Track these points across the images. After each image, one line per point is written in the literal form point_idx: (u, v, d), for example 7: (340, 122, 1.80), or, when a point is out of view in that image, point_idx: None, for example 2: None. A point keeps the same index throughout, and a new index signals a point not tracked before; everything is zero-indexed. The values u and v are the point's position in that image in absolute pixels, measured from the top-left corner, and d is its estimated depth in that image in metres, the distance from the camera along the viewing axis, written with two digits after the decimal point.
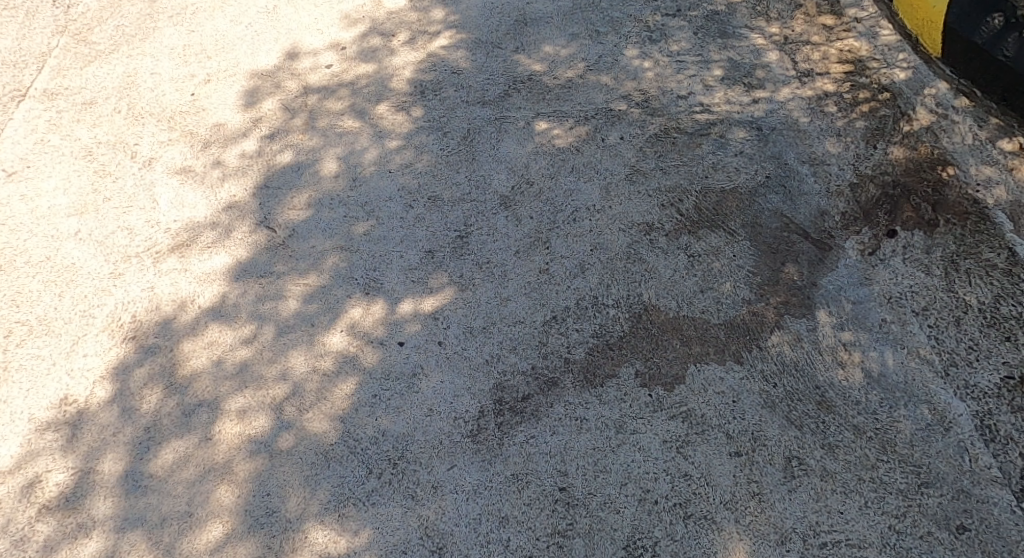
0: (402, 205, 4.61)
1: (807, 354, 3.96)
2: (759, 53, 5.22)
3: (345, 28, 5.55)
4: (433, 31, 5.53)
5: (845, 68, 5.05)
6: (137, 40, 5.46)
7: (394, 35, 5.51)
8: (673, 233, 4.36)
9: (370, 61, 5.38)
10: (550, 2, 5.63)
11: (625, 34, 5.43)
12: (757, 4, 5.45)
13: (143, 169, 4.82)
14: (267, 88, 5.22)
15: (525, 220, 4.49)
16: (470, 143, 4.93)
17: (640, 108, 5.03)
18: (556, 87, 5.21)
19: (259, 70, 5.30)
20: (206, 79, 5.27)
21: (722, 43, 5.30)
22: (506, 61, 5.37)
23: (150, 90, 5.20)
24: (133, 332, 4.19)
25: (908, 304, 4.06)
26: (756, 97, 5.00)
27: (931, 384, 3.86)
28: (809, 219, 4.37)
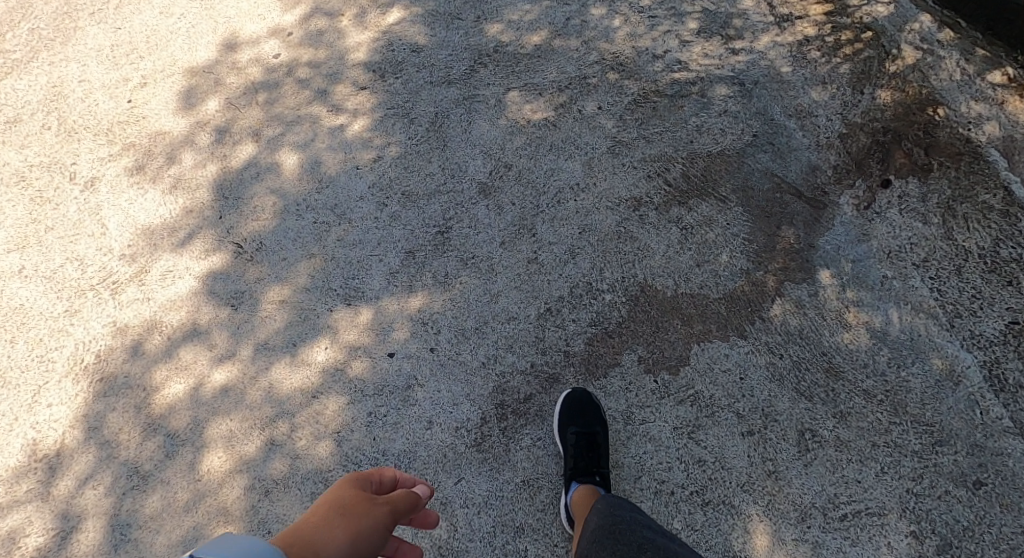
0: (375, 204, 4.45)
1: (810, 320, 3.89)
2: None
3: (285, 11, 5.42)
4: (385, 5, 5.40)
5: (823, 8, 4.82)
6: (58, 44, 5.38)
7: (342, 14, 5.39)
8: (663, 206, 4.21)
9: (318, 46, 5.30)
10: None
11: None
12: None
13: (86, 191, 4.78)
14: (206, 86, 5.18)
15: (507, 208, 4.33)
16: (439, 129, 4.88)
17: (616, 72, 4.92)
18: (524, 56, 5.09)
19: (198, 67, 5.26)
20: (142, 81, 5.22)
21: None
22: (468, 32, 5.23)
23: (81, 100, 5.17)
24: (100, 374, 4.04)
25: (909, 257, 3.94)
26: (735, 48, 4.84)
27: (937, 337, 3.80)
28: (799, 176, 4.21)
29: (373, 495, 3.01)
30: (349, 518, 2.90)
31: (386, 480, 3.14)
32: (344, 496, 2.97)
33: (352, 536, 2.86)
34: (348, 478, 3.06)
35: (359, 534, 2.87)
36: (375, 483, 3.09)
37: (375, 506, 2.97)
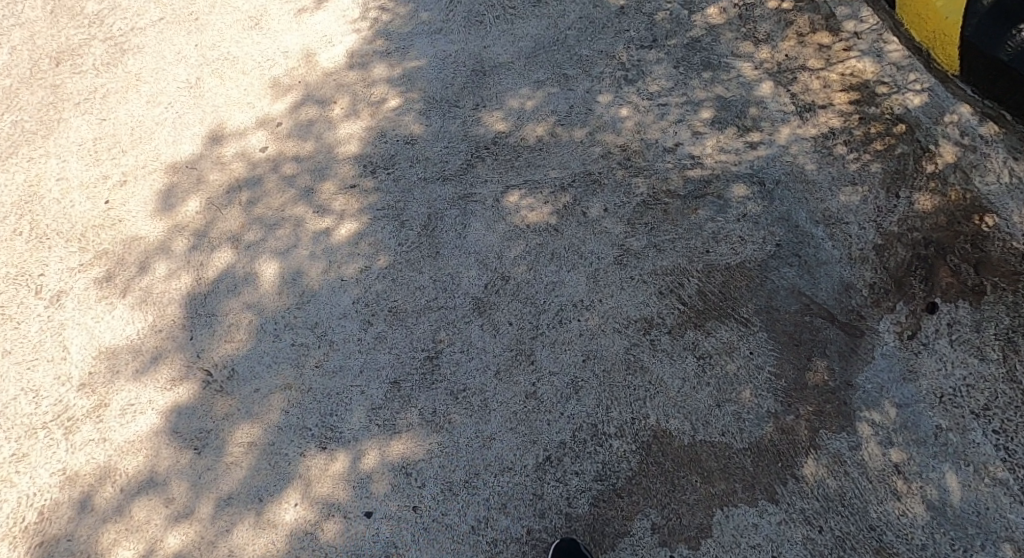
0: (358, 323, 4.02)
1: (855, 484, 3.48)
2: (754, 83, 4.62)
3: (275, 100, 5.23)
4: (379, 93, 5.13)
5: (844, 97, 4.41)
6: (39, 138, 5.25)
7: (333, 103, 5.13)
8: (677, 329, 3.81)
9: (307, 137, 5.03)
10: (509, 43, 5.14)
11: (598, 75, 4.87)
12: (745, 23, 4.81)
13: (51, 307, 4.33)
14: (187, 185, 4.90)
15: (503, 327, 3.91)
16: (432, 234, 4.43)
17: (623, 168, 4.51)
18: (526, 149, 4.70)
19: (181, 162, 5.00)
20: (123, 179, 4.95)
21: (714, 74, 4.70)
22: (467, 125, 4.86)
23: (57, 202, 4.84)
24: (40, 537, 3.74)
25: (966, 404, 3.55)
26: (753, 141, 4.43)
27: (1008, 513, 3.38)
28: (832, 297, 3.81)
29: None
30: None
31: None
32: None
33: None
34: None
35: None
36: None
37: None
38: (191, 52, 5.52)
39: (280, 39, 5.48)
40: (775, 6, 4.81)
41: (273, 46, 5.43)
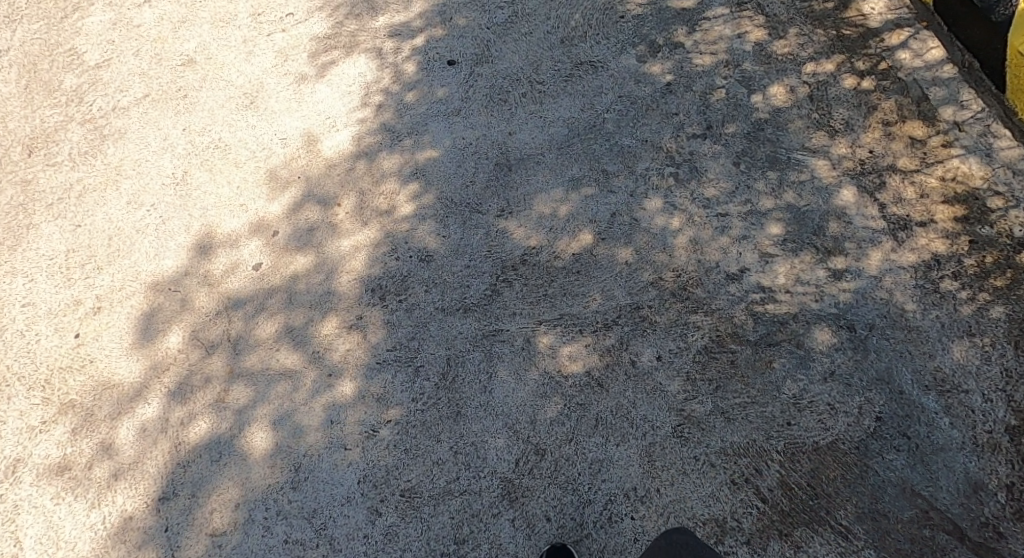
0: (365, 514, 3.68)
1: None
2: (834, 191, 4.56)
3: (273, 197, 4.66)
4: (390, 191, 4.75)
5: (952, 211, 4.16)
6: (6, 249, 4.49)
7: (339, 202, 4.71)
8: (761, 537, 3.55)
9: (307, 249, 4.29)
10: (537, 132, 5.01)
11: (641, 174, 4.74)
12: (817, 108, 4.93)
13: (6, 481, 3.83)
14: (171, 310, 4.15)
15: (539, 524, 3.63)
16: (452, 386, 3.89)
17: (677, 300, 4.01)
18: (559, 271, 4.16)
19: (163, 283, 4.23)
20: (95, 306, 4.21)
21: (772, 184, 4.62)
22: (490, 234, 4.32)
23: (21, 334, 4.16)
24: None
25: None
26: (836, 269, 4.05)
27: None
28: (957, 503, 3.54)
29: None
30: None
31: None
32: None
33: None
34: None
35: None
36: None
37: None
38: (179, 140, 4.91)
39: (278, 123, 5.04)
40: (853, 88, 4.98)
41: (270, 131, 4.97)
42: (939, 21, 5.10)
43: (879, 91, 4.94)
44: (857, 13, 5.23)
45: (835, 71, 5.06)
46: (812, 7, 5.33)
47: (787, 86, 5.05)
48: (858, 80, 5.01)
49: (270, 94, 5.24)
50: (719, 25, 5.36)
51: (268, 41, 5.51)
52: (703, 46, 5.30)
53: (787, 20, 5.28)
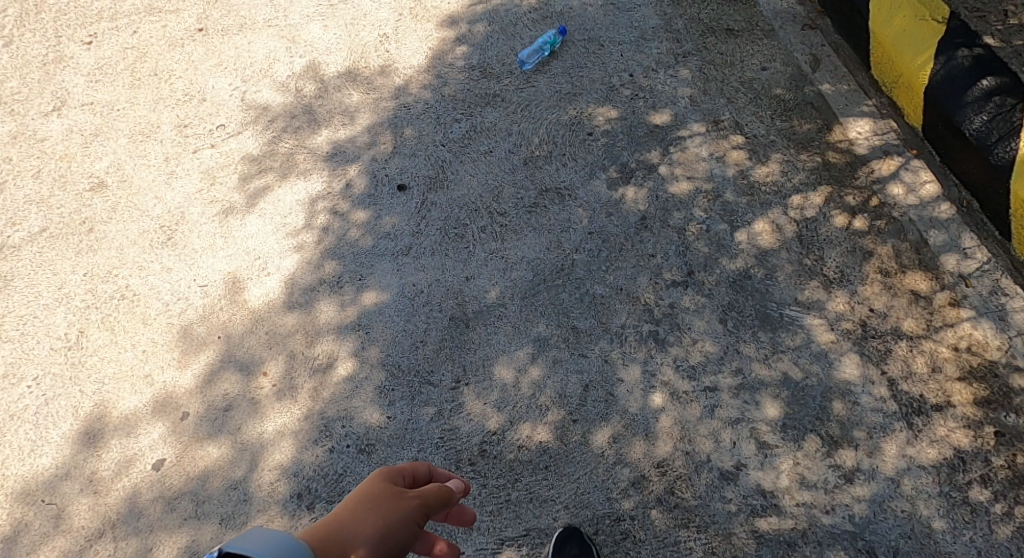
0: None
1: None
2: (839, 360, 3.96)
3: (183, 366, 4.15)
4: (327, 361, 4.12)
5: (969, 390, 3.84)
6: None
7: (264, 371, 4.11)
8: None
9: (218, 435, 3.96)
10: (498, 275, 4.44)
11: (618, 332, 4.12)
12: (806, 254, 4.33)
13: None
14: (41, 526, 3.80)
15: None
16: None
17: (667, 512, 3.69)
18: (526, 466, 3.82)
19: (32, 486, 3.90)
20: None
21: (765, 349, 4.02)
22: (442, 410, 3.97)
23: None
24: None
25: None
26: (848, 468, 3.72)
27: None
28: None
29: (405, 489, 2.75)
30: (379, 513, 2.65)
31: (422, 473, 2.88)
32: (376, 488, 2.72)
33: (378, 539, 2.60)
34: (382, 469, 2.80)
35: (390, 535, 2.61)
36: (409, 479, 2.81)
37: (406, 500, 2.71)
38: (77, 288, 4.45)
39: (198, 265, 4.53)
40: (845, 227, 4.43)
41: (187, 276, 4.47)
42: (930, 150, 4.68)
43: (874, 233, 4.38)
44: (842, 136, 4.87)
45: (823, 205, 4.53)
46: (792, 130, 5.00)
47: (773, 222, 4.50)
48: (850, 218, 4.46)
49: (195, 224, 4.73)
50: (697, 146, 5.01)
51: (194, 160, 5.23)
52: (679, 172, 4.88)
53: (769, 142, 4.93)
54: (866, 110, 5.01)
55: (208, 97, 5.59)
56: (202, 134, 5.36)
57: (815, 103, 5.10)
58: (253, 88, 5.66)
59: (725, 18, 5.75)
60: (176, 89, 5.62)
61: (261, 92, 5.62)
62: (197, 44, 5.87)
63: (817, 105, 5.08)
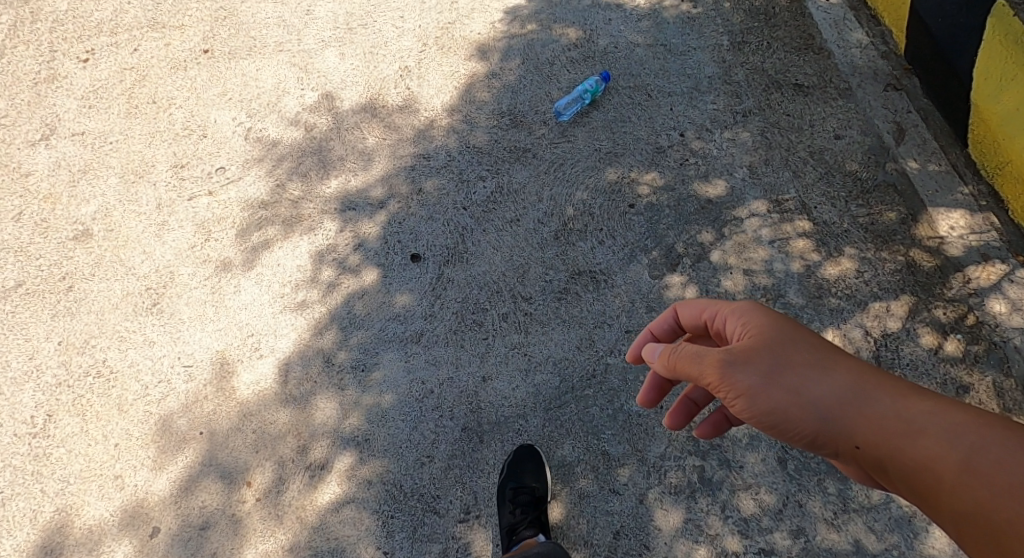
0: None
1: None
2: (925, 531, 3.78)
3: (158, 468, 4.08)
4: (321, 460, 4.07)
5: None
6: None
7: (248, 481, 4.04)
8: None
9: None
10: (517, 378, 4.21)
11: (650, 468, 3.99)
12: (891, 379, 4.30)
13: None
14: None
15: None
16: None
17: None
18: None
19: None
20: None
21: (834, 505, 3.85)
22: (447, 548, 3.91)
23: None
24: None
25: None
26: None
27: None
28: None
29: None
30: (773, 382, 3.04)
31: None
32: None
33: None
34: None
35: (779, 378, 3.04)
36: None
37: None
38: (51, 360, 4.33)
39: (183, 341, 4.37)
40: (934, 348, 4.35)
41: (171, 353, 4.33)
42: None
43: (970, 360, 4.31)
44: (929, 231, 4.69)
45: (908, 319, 4.43)
46: (872, 217, 4.79)
47: (845, 335, 4.43)
48: (941, 338, 4.37)
49: (185, 285, 4.53)
50: (756, 231, 4.79)
51: (189, 211, 4.80)
52: (735, 259, 4.70)
53: (844, 232, 4.73)
54: (962, 196, 4.82)
55: (209, 132, 5.25)
56: (199, 179, 4.96)
57: (899, 185, 4.92)
58: (259, 124, 5.33)
59: (794, 71, 5.67)
60: (175, 121, 5.27)
61: (267, 129, 5.31)
62: (201, 68, 5.64)
63: (900, 188, 4.89)
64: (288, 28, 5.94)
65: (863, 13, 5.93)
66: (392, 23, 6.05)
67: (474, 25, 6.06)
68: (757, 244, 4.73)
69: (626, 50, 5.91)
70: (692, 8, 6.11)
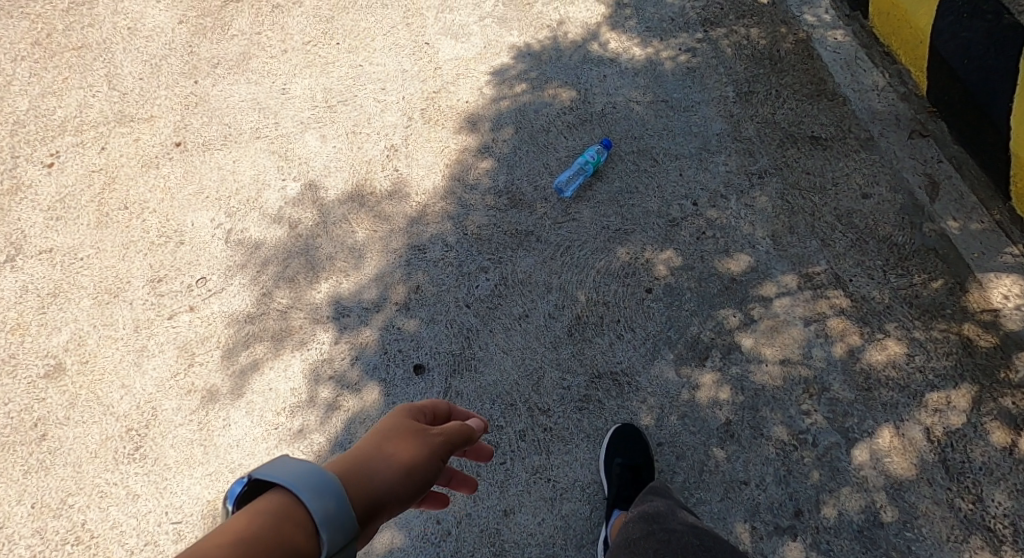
0: None
1: None
2: None
3: None
4: None
5: None
6: None
7: None
8: None
9: None
10: (537, 511, 4.14)
11: None
12: (965, 488, 3.98)
13: None
14: None
15: None
16: None
17: None
18: None
19: None
20: None
21: None
22: None
23: None
24: None
25: None
26: None
27: None
28: None
29: (427, 426, 3.10)
30: None
31: (440, 411, 3.21)
32: (392, 427, 3.04)
33: (405, 465, 2.97)
34: (408, 404, 3.14)
35: None
36: (428, 415, 3.15)
37: (430, 437, 3.06)
38: (25, 525, 4.17)
39: (169, 493, 4.22)
40: (1006, 446, 4.04)
41: (157, 507, 4.19)
42: None
43: None
44: (980, 301, 4.36)
45: (971, 411, 4.11)
46: (915, 288, 4.45)
47: (901, 433, 4.11)
48: (1012, 433, 4.06)
49: (170, 420, 4.37)
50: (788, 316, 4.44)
51: (170, 331, 4.58)
52: (768, 347, 4.36)
53: (886, 308, 4.40)
54: (1010, 257, 4.51)
55: (187, 238, 4.92)
56: (179, 292, 4.70)
57: (940, 248, 4.57)
58: (240, 223, 4.99)
59: (809, 122, 5.27)
60: (149, 228, 4.96)
61: (248, 230, 4.95)
62: (174, 163, 5.31)
63: (942, 251, 4.55)
64: (264, 111, 5.59)
65: (876, 51, 5.50)
66: (373, 97, 5.67)
67: (460, 92, 5.69)
68: (792, 332, 4.40)
69: (625, 110, 5.52)
70: (690, 59, 5.69)
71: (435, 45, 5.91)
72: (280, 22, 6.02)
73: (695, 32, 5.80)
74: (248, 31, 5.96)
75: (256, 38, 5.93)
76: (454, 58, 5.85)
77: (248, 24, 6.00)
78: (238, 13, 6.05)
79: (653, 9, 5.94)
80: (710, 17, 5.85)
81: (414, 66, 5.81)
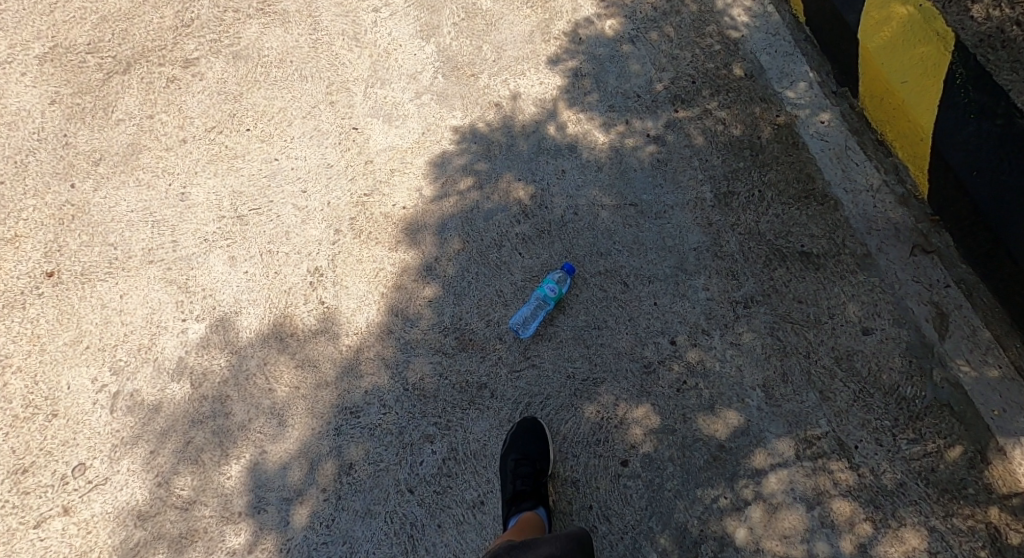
0: None
1: None
2: None
3: None
4: None
5: None
6: None
7: None
8: None
9: None
10: None
11: None
12: None
13: None
14: None
15: None
16: None
17: None
18: None
19: None
20: None
21: None
22: None
23: None
24: None
25: None
26: None
27: None
28: None
29: None
30: None
31: None
32: None
33: None
34: None
35: None
36: None
37: None
38: None
39: None
40: None
41: None
42: None
43: None
44: (1004, 476, 3.86)
45: None
46: (929, 459, 3.93)
47: None
48: None
49: None
50: (788, 504, 3.94)
51: (37, 546, 4.01)
52: (770, 540, 3.90)
53: (897, 493, 3.90)
54: None
55: (61, 407, 4.26)
56: (49, 491, 4.10)
57: (955, 403, 4.01)
58: (127, 385, 4.30)
59: (798, 233, 4.51)
60: (14, 395, 4.29)
61: (138, 392, 4.28)
62: (44, 302, 4.51)
63: (958, 408, 3.99)
64: (158, 225, 4.72)
65: (868, 138, 4.72)
66: (292, 202, 4.78)
67: (397, 194, 4.80)
68: (794, 523, 3.91)
69: (589, 217, 4.67)
70: (658, 148, 4.84)
71: (365, 130, 5.02)
72: (176, 101, 5.11)
73: (661, 113, 4.94)
74: (136, 114, 5.07)
75: (148, 123, 5.04)
76: (387, 148, 4.95)
77: (136, 105, 5.10)
78: (125, 89, 5.15)
79: (616, 82, 5.06)
80: (680, 93, 4.98)
81: (341, 160, 4.92)
